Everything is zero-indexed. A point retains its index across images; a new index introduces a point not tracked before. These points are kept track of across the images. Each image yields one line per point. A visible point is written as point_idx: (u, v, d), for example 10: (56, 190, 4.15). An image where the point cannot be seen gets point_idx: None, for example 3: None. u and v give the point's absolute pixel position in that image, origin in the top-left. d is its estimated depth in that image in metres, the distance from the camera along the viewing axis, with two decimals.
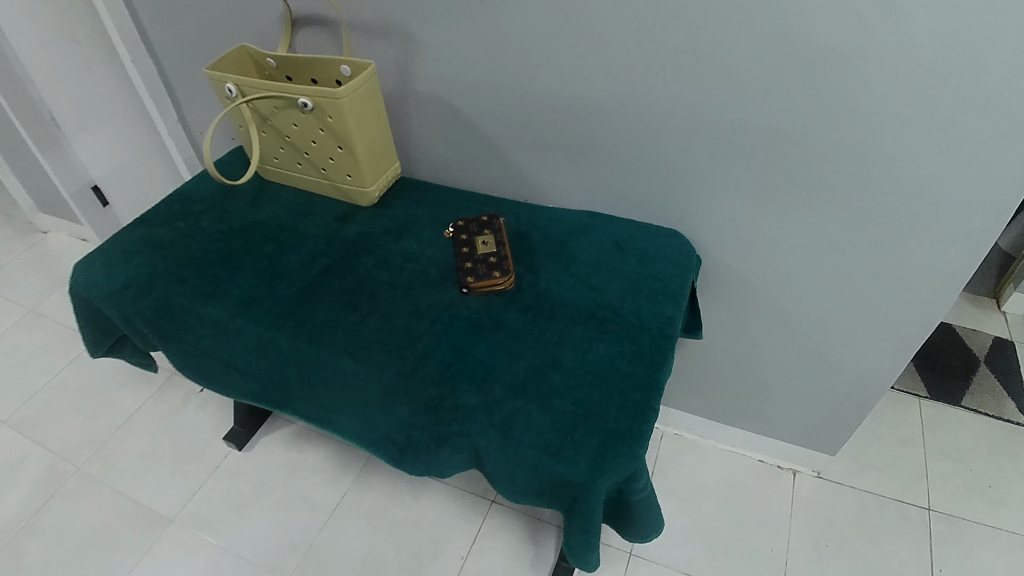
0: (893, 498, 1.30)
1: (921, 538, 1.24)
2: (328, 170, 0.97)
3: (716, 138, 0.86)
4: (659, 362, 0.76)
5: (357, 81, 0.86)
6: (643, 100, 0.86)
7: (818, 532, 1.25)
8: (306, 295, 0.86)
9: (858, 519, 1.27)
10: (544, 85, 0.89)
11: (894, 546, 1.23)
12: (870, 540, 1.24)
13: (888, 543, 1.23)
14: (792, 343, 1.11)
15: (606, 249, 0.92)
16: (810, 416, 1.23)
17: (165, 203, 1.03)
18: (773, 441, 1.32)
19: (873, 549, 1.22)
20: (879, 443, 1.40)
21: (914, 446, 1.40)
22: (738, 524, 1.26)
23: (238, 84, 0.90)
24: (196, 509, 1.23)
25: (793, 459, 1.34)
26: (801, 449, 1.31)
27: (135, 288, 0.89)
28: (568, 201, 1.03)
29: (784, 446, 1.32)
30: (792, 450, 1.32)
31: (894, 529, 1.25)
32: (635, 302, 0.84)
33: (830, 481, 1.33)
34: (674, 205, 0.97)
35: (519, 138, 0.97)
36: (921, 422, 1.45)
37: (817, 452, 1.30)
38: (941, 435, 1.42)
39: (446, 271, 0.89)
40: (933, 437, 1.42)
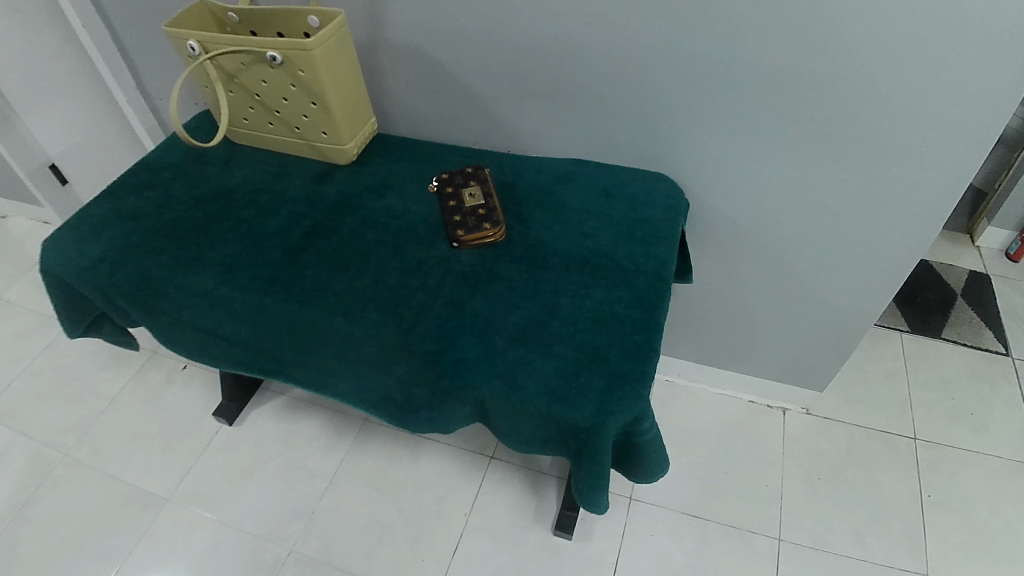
0: (881, 429, 1.34)
1: (907, 466, 1.28)
2: (302, 129, 0.93)
3: (704, 76, 0.84)
4: (657, 304, 0.76)
5: (328, 31, 0.82)
6: (627, 41, 0.83)
7: (811, 467, 1.28)
8: (291, 258, 0.83)
9: (848, 451, 1.31)
10: (524, 29, 0.85)
11: (882, 474, 1.27)
12: (859, 470, 1.28)
13: (876, 472, 1.27)
14: (781, 283, 1.11)
15: (596, 196, 0.91)
16: (799, 354, 1.25)
17: (132, 172, 0.98)
18: (764, 382, 1.34)
19: (862, 478, 1.26)
20: (864, 378, 1.43)
21: (898, 379, 1.43)
22: (733, 463, 1.29)
23: (199, 41, 0.85)
24: (193, 487, 1.21)
25: (783, 397, 1.36)
26: (791, 387, 1.33)
27: (109, 262, 0.85)
28: (552, 150, 1.01)
29: (775, 386, 1.34)
30: (783, 389, 1.34)
31: (881, 458, 1.30)
32: (629, 247, 0.83)
33: (820, 417, 1.36)
34: (662, 149, 0.95)
35: (499, 86, 0.94)
36: (904, 356, 1.48)
37: (807, 390, 1.32)
38: (923, 367, 1.46)
39: (433, 226, 0.86)
40: (915, 370, 1.45)
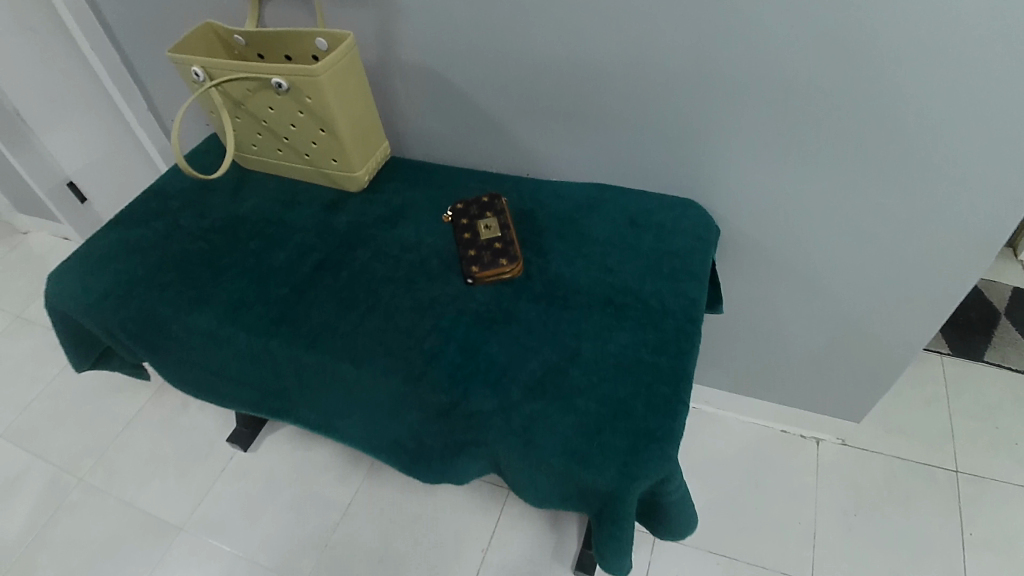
0: (921, 461, 1.26)
1: (949, 501, 1.20)
2: (312, 156, 0.89)
3: (737, 97, 0.77)
4: (686, 350, 0.70)
5: (335, 55, 0.77)
6: (654, 60, 0.77)
7: (847, 502, 1.21)
8: (298, 296, 0.79)
9: (886, 486, 1.23)
10: (543, 48, 0.80)
11: (923, 510, 1.19)
12: (899, 506, 1.20)
13: (917, 508, 1.19)
14: (818, 312, 1.04)
15: (620, 226, 0.85)
16: (835, 383, 1.17)
17: (141, 200, 0.95)
18: (796, 411, 1.27)
19: (903, 515, 1.19)
20: (902, 405, 1.35)
21: (938, 406, 1.35)
22: (764, 497, 1.22)
23: (204, 67, 0.82)
24: (207, 515, 1.19)
25: (817, 427, 1.28)
26: (826, 416, 1.26)
27: (114, 298, 0.83)
28: (573, 173, 0.95)
29: (808, 416, 1.27)
30: (817, 419, 1.27)
31: (922, 493, 1.21)
32: (655, 284, 0.77)
33: (857, 448, 1.28)
34: (691, 173, 0.89)
35: (517, 107, 0.88)
36: (944, 380, 1.39)
37: (843, 420, 1.25)
38: (966, 393, 1.37)
39: (447, 260, 0.82)
40: (957, 396, 1.36)
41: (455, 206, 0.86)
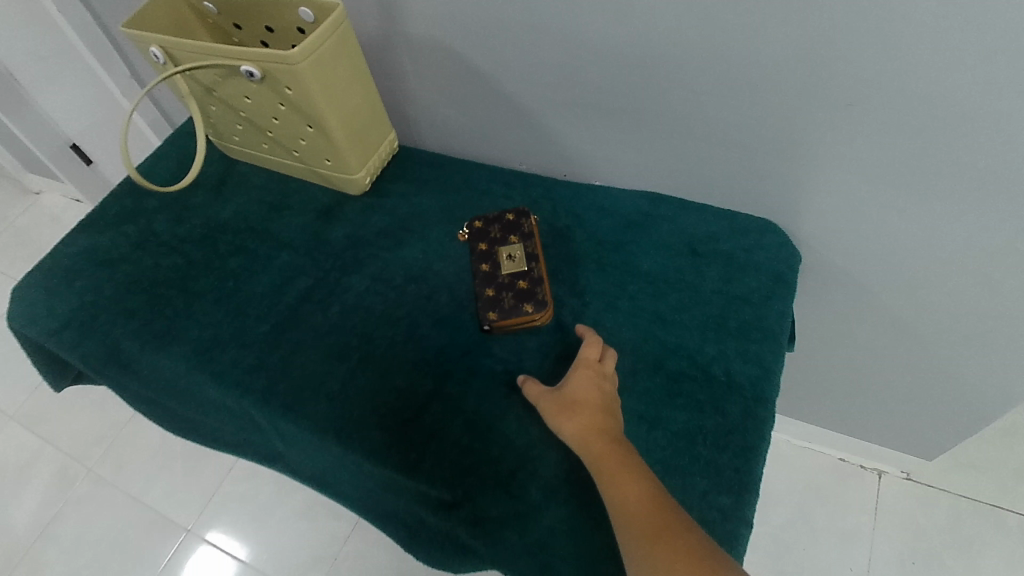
0: (991, 503, 1.10)
1: (1017, 551, 1.05)
2: (301, 153, 0.74)
3: (847, 104, 0.56)
4: (754, 447, 0.57)
5: (317, 35, 0.60)
6: (739, 49, 0.56)
7: (906, 549, 1.08)
8: (280, 338, 0.66)
9: (952, 531, 1.08)
10: (588, 27, 0.60)
11: (987, 559, 1.05)
12: (960, 554, 1.06)
13: (980, 556, 1.06)
14: (905, 358, 0.85)
15: (677, 256, 0.69)
16: (909, 424, 0.99)
17: (114, 196, 0.82)
18: (858, 442, 1.11)
19: (962, 565, 1.05)
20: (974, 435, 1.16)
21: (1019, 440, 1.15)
22: (812, 536, 1.11)
23: (162, 47, 0.66)
24: (215, 519, 1.13)
25: (880, 461, 1.13)
26: (891, 452, 1.09)
27: (77, 326, 0.71)
28: (620, 180, 0.76)
29: (870, 449, 1.11)
30: (882, 454, 1.11)
31: (987, 539, 1.07)
32: (717, 344, 0.62)
33: (922, 486, 1.13)
34: (772, 192, 0.69)
35: (554, 98, 0.69)
36: None
37: (911, 457, 1.08)
38: None
39: (459, 297, 0.67)
40: None
41: (473, 224, 0.70)
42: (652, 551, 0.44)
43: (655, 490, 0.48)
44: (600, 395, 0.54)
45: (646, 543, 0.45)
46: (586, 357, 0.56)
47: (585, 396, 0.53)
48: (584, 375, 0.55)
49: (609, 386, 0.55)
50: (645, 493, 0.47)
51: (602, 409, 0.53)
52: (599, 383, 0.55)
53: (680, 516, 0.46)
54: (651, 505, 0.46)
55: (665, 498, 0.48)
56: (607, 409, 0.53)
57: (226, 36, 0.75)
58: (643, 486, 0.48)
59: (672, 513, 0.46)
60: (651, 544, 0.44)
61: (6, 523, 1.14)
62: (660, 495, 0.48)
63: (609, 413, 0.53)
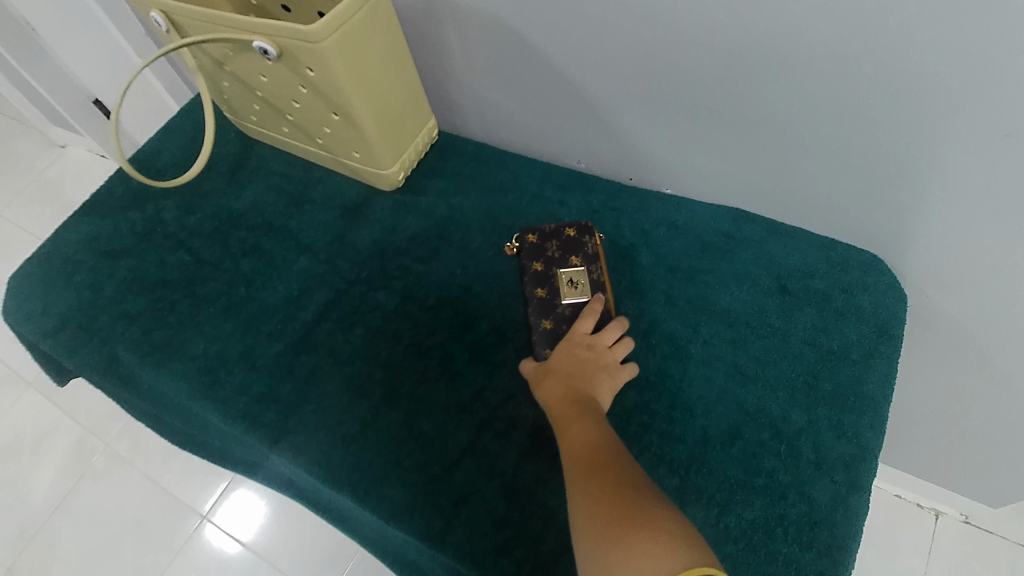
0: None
1: None
2: (325, 141, 0.63)
3: (1005, 136, 0.42)
4: (844, 546, 0.49)
5: (345, 7, 0.48)
6: (890, 48, 0.42)
7: None
8: (293, 363, 0.57)
9: None
10: (689, 7, 0.47)
11: None
12: None
13: None
14: (1006, 422, 0.71)
15: (762, 294, 0.59)
16: (990, 480, 0.86)
17: (119, 175, 0.72)
18: (918, 482, 0.99)
19: None
20: None
21: None
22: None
23: (166, 13, 0.55)
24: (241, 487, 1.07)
25: (940, 502, 1.00)
26: (954, 495, 0.96)
27: (74, 328, 0.63)
28: (698, 191, 0.64)
29: (930, 490, 0.98)
30: (943, 496, 0.98)
31: None
32: (806, 412, 0.54)
33: (984, 531, 1.01)
34: (890, 227, 0.56)
35: (630, 91, 0.57)
36: None
37: (976, 503, 0.95)
38: None
39: (501, 326, 0.57)
40: None
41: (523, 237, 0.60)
42: (581, 490, 0.41)
43: (609, 439, 0.44)
44: (580, 364, 0.50)
45: (579, 483, 0.42)
46: (577, 332, 0.52)
47: (559, 365, 0.50)
48: (565, 348, 0.51)
49: (594, 355, 0.50)
50: (592, 440, 0.44)
51: (574, 375, 0.49)
52: (578, 349, 0.51)
53: (626, 466, 0.42)
54: (594, 451, 0.43)
55: (619, 448, 0.44)
56: (584, 376, 0.49)
57: None
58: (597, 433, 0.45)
59: (615, 459, 0.43)
60: (584, 483, 0.42)
61: (21, 496, 1.08)
62: (612, 445, 0.44)
63: (585, 378, 0.49)
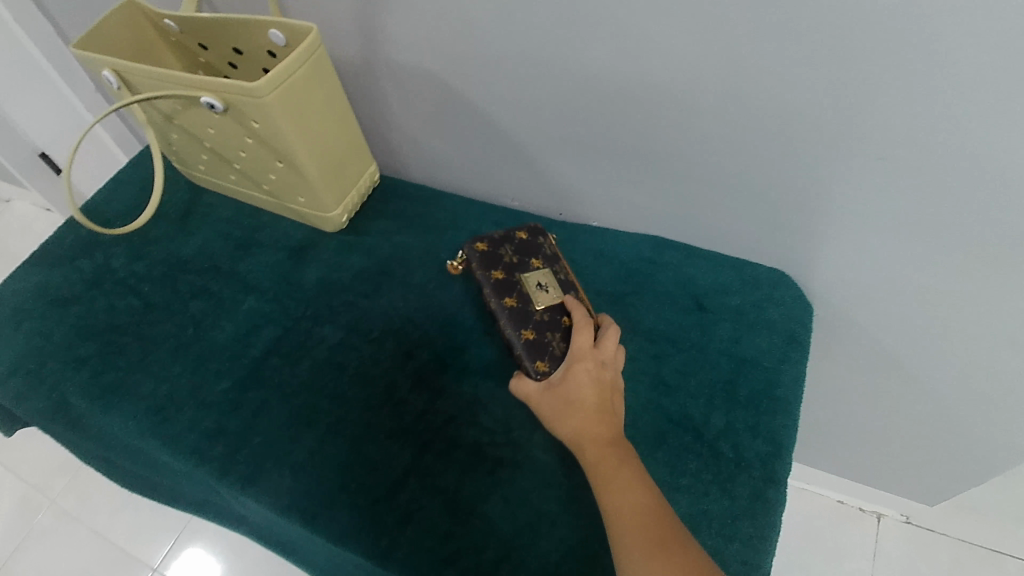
0: (989, 548, 1.06)
1: None
2: (272, 188, 0.67)
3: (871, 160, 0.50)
4: (763, 536, 0.53)
5: (287, 65, 0.53)
6: (761, 91, 0.50)
7: None
8: (242, 397, 0.60)
9: None
10: (592, 59, 0.54)
11: None
12: None
13: None
14: (915, 417, 0.78)
15: (682, 311, 0.65)
16: (916, 477, 0.93)
17: (67, 226, 0.74)
18: (856, 486, 1.05)
19: None
20: None
21: None
22: None
23: (116, 72, 0.59)
24: (189, 546, 1.03)
25: (878, 504, 1.07)
26: (890, 495, 1.03)
27: (22, 375, 0.64)
28: (621, 222, 0.70)
29: (869, 493, 1.04)
30: (881, 498, 1.04)
31: None
32: (725, 415, 0.59)
33: (920, 528, 1.07)
34: (787, 244, 0.63)
35: (551, 134, 0.63)
36: None
37: (909, 501, 1.01)
38: None
39: (442, 353, 0.61)
40: None
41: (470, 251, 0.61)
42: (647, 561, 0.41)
43: (655, 504, 0.45)
44: (599, 393, 0.51)
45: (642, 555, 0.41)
46: (581, 347, 0.53)
47: (584, 397, 0.50)
48: (580, 369, 0.52)
49: (609, 374, 0.52)
50: (641, 503, 0.44)
51: (601, 408, 0.50)
52: (599, 377, 0.52)
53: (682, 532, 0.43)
54: (648, 517, 0.44)
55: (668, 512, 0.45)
56: (609, 414, 0.50)
57: (192, 55, 0.68)
58: (647, 499, 0.45)
59: (671, 527, 0.43)
60: (651, 559, 0.41)
61: None
62: (661, 511, 0.44)
63: (609, 414, 0.50)
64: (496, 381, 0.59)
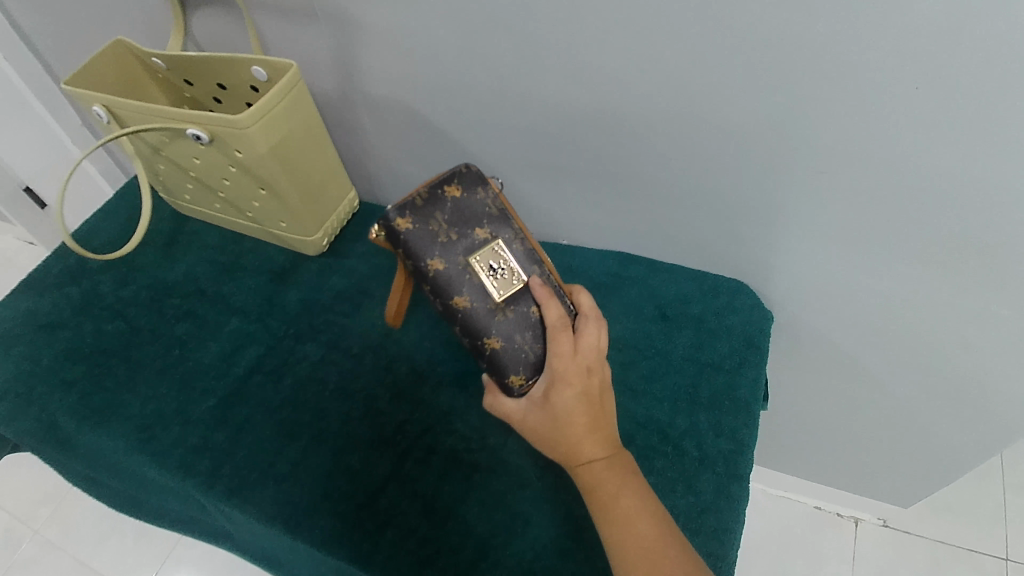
0: (967, 547, 1.08)
1: None
2: (255, 214, 0.71)
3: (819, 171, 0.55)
4: (727, 528, 0.56)
5: (269, 98, 0.57)
6: (708, 114, 0.54)
7: None
8: (227, 413, 0.62)
9: None
10: (553, 87, 0.58)
11: None
12: None
13: None
14: (878, 417, 0.82)
15: (646, 321, 0.68)
16: (887, 478, 0.96)
17: (55, 255, 0.76)
18: (832, 491, 1.07)
19: None
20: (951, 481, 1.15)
21: (991, 481, 1.15)
22: None
23: (106, 106, 0.62)
24: None
25: (854, 509, 1.09)
26: (864, 498, 1.05)
27: (10, 399, 0.65)
28: (588, 239, 0.74)
29: (844, 497, 1.07)
30: (856, 502, 1.07)
31: None
32: (689, 416, 0.62)
33: (897, 531, 1.10)
34: (743, 254, 0.67)
35: (519, 158, 0.67)
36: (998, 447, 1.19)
37: (883, 504, 1.04)
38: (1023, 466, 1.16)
39: (419, 366, 0.64)
40: (1013, 468, 1.16)
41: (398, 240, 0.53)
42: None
43: (656, 525, 0.46)
44: (588, 407, 0.49)
45: None
46: (557, 358, 0.51)
47: (573, 415, 0.49)
48: (564, 389, 0.50)
49: (596, 379, 0.51)
50: (642, 527, 0.45)
51: (594, 422, 0.49)
52: (586, 390, 0.50)
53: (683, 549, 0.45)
54: (650, 541, 0.45)
55: (668, 528, 0.46)
56: (600, 426, 0.49)
57: (177, 91, 0.72)
58: (648, 521, 0.46)
59: (674, 551, 0.44)
60: None
61: None
62: (662, 532, 0.45)
63: (601, 426, 0.49)
64: (472, 391, 0.62)
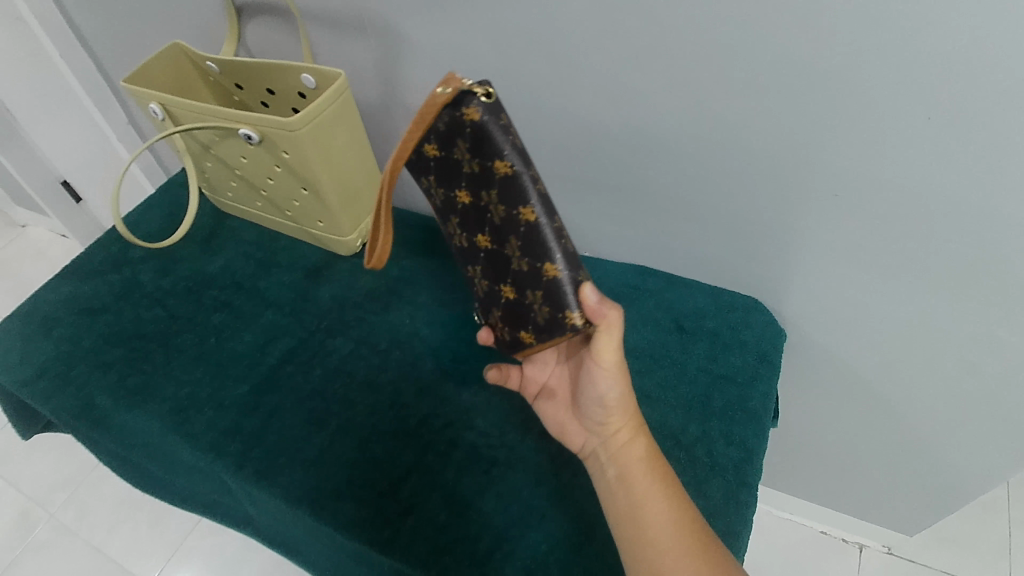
0: None
1: None
2: (294, 213, 0.74)
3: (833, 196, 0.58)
4: (736, 533, 0.58)
5: (319, 104, 0.61)
6: (731, 136, 0.57)
7: None
8: (258, 399, 0.65)
9: None
10: (585, 105, 0.62)
11: None
12: None
13: None
14: (886, 440, 0.83)
15: (663, 333, 0.71)
16: (892, 504, 0.97)
17: (100, 243, 0.80)
18: (838, 516, 1.08)
19: None
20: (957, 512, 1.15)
21: (997, 515, 1.15)
22: None
23: (163, 104, 0.66)
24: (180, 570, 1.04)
25: (860, 535, 1.10)
26: (870, 525, 1.06)
27: (51, 376, 0.69)
28: (610, 252, 0.77)
29: (850, 523, 1.08)
30: (862, 528, 1.08)
31: None
32: (701, 424, 0.64)
33: (902, 560, 1.10)
34: (759, 273, 0.70)
35: (547, 171, 0.71)
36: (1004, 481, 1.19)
37: (889, 531, 1.05)
38: None
39: (443, 364, 0.67)
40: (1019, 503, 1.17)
41: (496, 110, 0.45)
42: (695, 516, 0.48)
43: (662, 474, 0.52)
44: None
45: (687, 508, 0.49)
46: None
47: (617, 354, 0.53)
48: None
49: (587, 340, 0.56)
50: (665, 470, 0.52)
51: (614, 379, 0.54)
52: None
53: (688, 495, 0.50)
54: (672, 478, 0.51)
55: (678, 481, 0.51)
56: None
57: (227, 94, 0.76)
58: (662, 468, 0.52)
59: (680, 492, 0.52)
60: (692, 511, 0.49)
61: None
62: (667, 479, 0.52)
63: None
64: (492, 390, 0.65)
